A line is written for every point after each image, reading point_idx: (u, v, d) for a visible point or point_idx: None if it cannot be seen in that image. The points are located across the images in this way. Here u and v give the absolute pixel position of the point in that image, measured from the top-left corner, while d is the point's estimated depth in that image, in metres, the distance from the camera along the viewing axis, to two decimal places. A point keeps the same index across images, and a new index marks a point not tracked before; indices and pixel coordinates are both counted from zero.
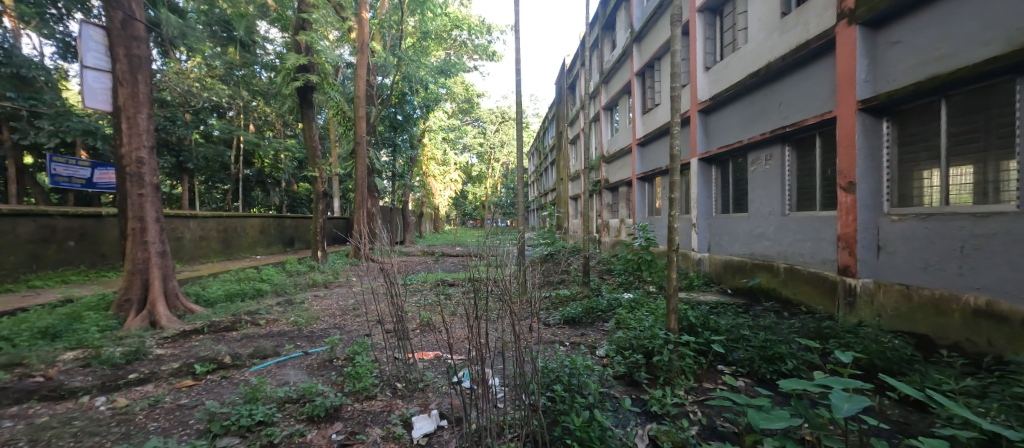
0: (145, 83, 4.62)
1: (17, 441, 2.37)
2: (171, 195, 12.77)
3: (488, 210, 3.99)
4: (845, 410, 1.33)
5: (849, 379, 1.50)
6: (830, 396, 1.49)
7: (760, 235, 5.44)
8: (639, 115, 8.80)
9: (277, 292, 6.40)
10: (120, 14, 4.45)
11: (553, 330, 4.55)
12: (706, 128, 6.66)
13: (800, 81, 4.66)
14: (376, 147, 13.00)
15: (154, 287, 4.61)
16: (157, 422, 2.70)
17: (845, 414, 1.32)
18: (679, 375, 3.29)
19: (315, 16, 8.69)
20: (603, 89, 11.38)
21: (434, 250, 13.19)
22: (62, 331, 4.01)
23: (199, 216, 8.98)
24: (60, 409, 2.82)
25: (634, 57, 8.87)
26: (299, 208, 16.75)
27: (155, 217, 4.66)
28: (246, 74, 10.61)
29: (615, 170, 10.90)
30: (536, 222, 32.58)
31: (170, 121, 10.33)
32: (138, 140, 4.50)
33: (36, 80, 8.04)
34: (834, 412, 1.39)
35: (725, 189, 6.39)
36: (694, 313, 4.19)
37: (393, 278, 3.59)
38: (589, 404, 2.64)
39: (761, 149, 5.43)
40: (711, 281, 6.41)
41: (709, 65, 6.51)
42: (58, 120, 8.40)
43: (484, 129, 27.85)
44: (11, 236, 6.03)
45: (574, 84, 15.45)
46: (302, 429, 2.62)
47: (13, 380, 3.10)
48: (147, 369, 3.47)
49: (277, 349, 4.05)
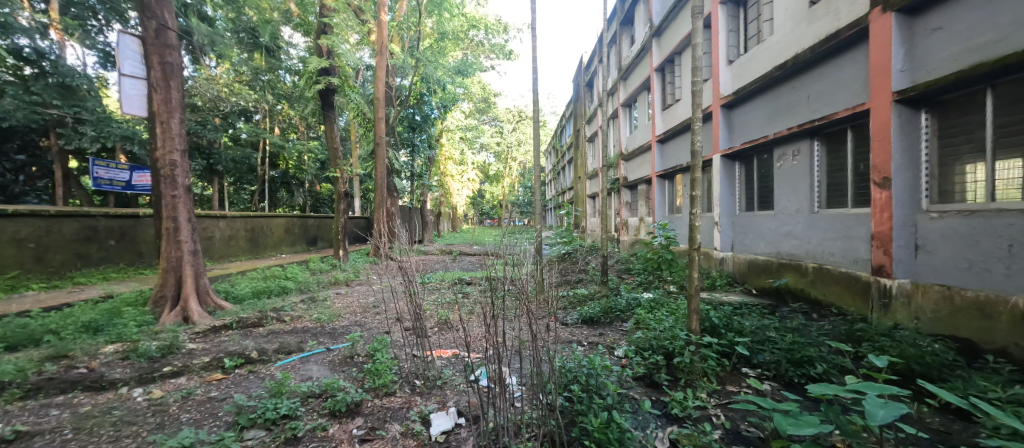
0: (178, 89, 4.82)
1: (64, 428, 2.56)
2: (202, 196, 13.30)
3: (504, 209, 3.99)
4: (881, 417, 1.30)
5: (886, 386, 1.45)
6: (864, 401, 1.48)
7: (788, 233, 5.23)
8: (659, 112, 8.63)
9: (301, 290, 6.57)
10: (154, 23, 4.64)
11: (569, 330, 4.49)
12: (729, 123, 6.47)
13: (830, 72, 4.45)
14: (395, 147, 13.24)
15: (187, 284, 4.80)
16: (189, 414, 2.83)
17: (881, 421, 1.28)
18: (700, 377, 3.25)
19: (335, 20, 8.83)
20: (622, 86, 11.18)
21: (452, 250, 13.20)
22: (104, 326, 4.25)
23: (228, 216, 9.33)
24: (101, 400, 2.98)
25: (652, 52, 8.67)
26: (323, 208, 17.16)
27: (187, 218, 4.85)
28: (271, 79, 11.26)
29: (634, 169, 10.71)
30: (554, 220, 32.67)
31: (199, 125, 10.73)
32: (172, 144, 4.71)
33: (79, 88, 8.58)
34: (870, 419, 1.36)
35: (749, 186, 6.18)
36: (717, 314, 4.10)
37: (410, 275, 3.64)
38: (607, 405, 2.65)
39: (788, 144, 5.23)
40: (735, 281, 6.20)
41: (732, 59, 6.32)
42: (99, 126, 8.82)
43: (502, 128, 27.78)
44: (57, 235, 6.39)
45: (591, 81, 15.17)
46: (325, 424, 2.71)
47: (60, 371, 3.31)
48: (180, 362, 3.64)
49: (301, 345, 4.18)
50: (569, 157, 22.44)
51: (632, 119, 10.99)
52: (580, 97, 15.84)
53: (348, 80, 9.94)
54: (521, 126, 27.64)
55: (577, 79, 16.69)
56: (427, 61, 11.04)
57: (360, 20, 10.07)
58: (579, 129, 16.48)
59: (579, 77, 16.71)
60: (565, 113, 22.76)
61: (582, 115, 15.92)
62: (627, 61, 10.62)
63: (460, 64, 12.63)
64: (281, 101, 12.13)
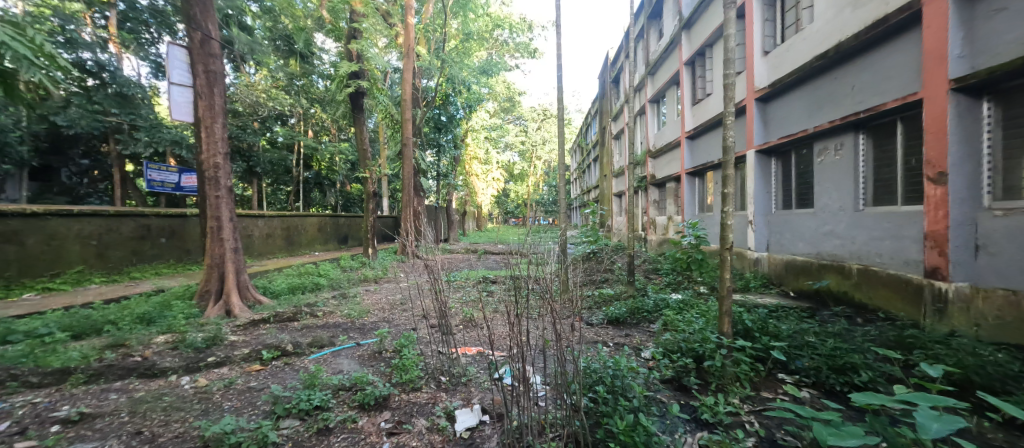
0: (221, 95, 5.08)
1: (121, 411, 2.78)
2: (242, 197, 14.03)
3: (529, 208, 4.00)
4: (937, 430, 1.26)
5: (941, 398, 1.41)
6: (917, 413, 1.43)
7: (829, 233, 4.94)
8: (688, 107, 8.37)
9: (333, 286, 6.83)
10: (199, 34, 4.93)
11: (595, 330, 4.43)
12: (764, 118, 6.17)
13: (877, 60, 4.17)
14: (421, 148, 13.49)
15: (229, 279, 5.08)
16: (231, 402, 3.00)
17: (936, 435, 1.25)
18: (733, 382, 3.13)
19: (365, 25, 9.07)
20: (650, 82, 10.92)
21: (477, 248, 13.30)
22: (156, 318, 4.56)
23: (266, 216, 9.81)
24: (153, 386, 3.21)
25: (682, 46, 8.40)
26: (353, 208, 17.72)
27: (229, 217, 5.12)
28: (306, 83, 11.92)
29: (662, 166, 10.42)
30: (580, 219, 32.35)
31: (240, 129, 11.33)
32: (215, 148, 4.99)
33: (134, 97, 9.21)
34: (923, 432, 1.32)
35: (787, 183, 5.88)
36: (751, 317, 3.94)
37: (436, 273, 3.70)
38: (633, 407, 2.60)
39: (830, 138, 4.94)
40: (771, 282, 5.91)
41: (768, 50, 6.03)
42: (152, 132, 9.45)
43: (527, 126, 27.71)
44: (116, 233, 6.92)
45: (618, 77, 14.90)
46: (354, 416, 2.80)
47: (118, 359, 3.59)
48: (223, 353, 3.87)
49: (333, 339, 4.34)
50: (595, 156, 22.14)
51: (660, 115, 10.69)
52: (607, 94, 15.58)
53: (377, 83, 10.18)
54: (546, 125, 27.51)
55: (603, 76, 16.43)
56: (452, 62, 11.14)
57: (388, 24, 10.29)
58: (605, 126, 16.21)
59: (605, 73, 16.44)
60: (590, 110, 22.41)
61: (609, 113, 15.66)
62: (655, 56, 10.37)
63: (486, 64, 12.71)
64: (314, 105, 12.64)
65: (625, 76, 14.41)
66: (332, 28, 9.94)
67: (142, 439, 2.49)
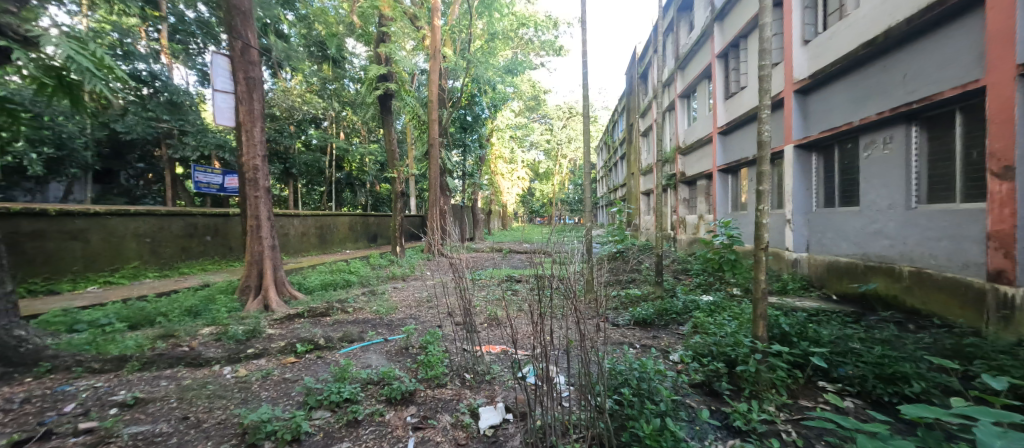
0: (259, 100, 5.34)
1: (170, 397, 2.98)
2: (280, 197, 14.70)
3: (554, 206, 3.97)
4: None
5: (1004, 413, 1.29)
6: (975, 428, 1.31)
7: (877, 232, 4.62)
8: (721, 102, 8.05)
9: (362, 283, 7.04)
10: (240, 42, 5.18)
11: (621, 331, 4.34)
12: (803, 111, 5.85)
13: (933, 46, 3.85)
14: (448, 148, 13.67)
15: (267, 276, 5.34)
16: (267, 391, 3.16)
17: None
18: (768, 389, 2.99)
19: (393, 28, 9.30)
20: (680, 76, 10.59)
21: (502, 247, 13.32)
22: (202, 310, 4.87)
23: (301, 215, 10.25)
24: (198, 375, 3.43)
25: (714, 38, 8.09)
26: (382, 207, 18.20)
27: (267, 216, 5.37)
28: (337, 87, 12.33)
29: (692, 163, 10.07)
30: (606, 218, 31.85)
31: (277, 133, 11.92)
32: (255, 150, 5.24)
33: (183, 104, 9.84)
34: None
35: (829, 180, 5.55)
36: (789, 321, 3.74)
37: (460, 271, 3.74)
38: (660, 411, 2.53)
39: (878, 131, 4.62)
40: (812, 285, 5.60)
41: (808, 39, 5.70)
42: (198, 136, 10.16)
43: (552, 125, 27.46)
44: (168, 231, 7.42)
45: (646, 73, 14.55)
46: (382, 409, 2.88)
47: (168, 348, 3.85)
48: (261, 345, 4.07)
49: (362, 334, 4.47)
50: (621, 153, 21.76)
51: (691, 110, 10.33)
52: (634, 90, 15.27)
53: (405, 85, 10.39)
54: (572, 123, 27.22)
55: (631, 71, 16.10)
56: (478, 62, 11.23)
57: (415, 27, 10.49)
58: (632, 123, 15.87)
59: (632, 69, 16.10)
60: (617, 107, 22.02)
61: (636, 109, 15.33)
62: (685, 49, 10.05)
63: (511, 63, 12.73)
64: (345, 107, 13.08)
65: (653, 72, 14.05)
66: (362, 32, 10.52)
67: (189, 424, 2.67)
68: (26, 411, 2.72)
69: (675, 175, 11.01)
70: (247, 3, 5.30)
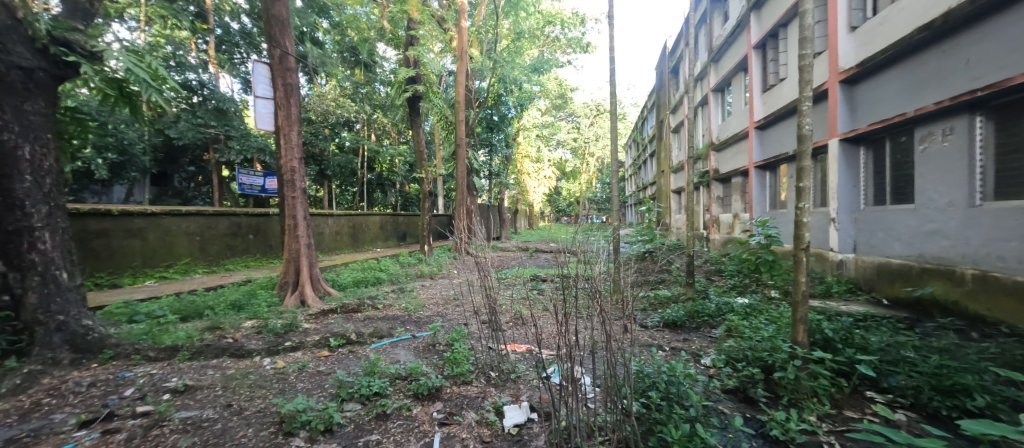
0: (296, 105, 5.58)
1: (216, 385, 3.19)
2: (316, 198, 15.33)
3: (581, 205, 3.93)
4: None
5: None
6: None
7: (935, 232, 4.26)
8: (758, 95, 7.68)
9: (392, 281, 7.24)
10: (279, 51, 5.47)
11: (650, 333, 4.23)
12: (850, 102, 5.47)
13: (1001, 27, 3.50)
14: (475, 148, 13.83)
15: (304, 273, 5.60)
16: (303, 383, 3.32)
17: None
18: (809, 397, 2.81)
19: (421, 31, 9.51)
20: (713, 70, 10.19)
21: (528, 246, 13.29)
22: (245, 305, 5.15)
23: (335, 215, 10.66)
24: (241, 365, 3.64)
25: (751, 29, 7.74)
26: (411, 207, 18.61)
27: (303, 215, 5.61)
28: (368, 91, 13.17)
29: (726, 160, 9.66)
30: (635, 217, 31.25)
31: (313, 136, 12.37)
32: (292, 154, 5.50)
33: (228, 111, 10.50)
34: None
35: (880, 176, 5.17)
36: (833, 326, 3.51)
37: (486, 270, 3.76)
38: (690, 417, 2.44)
39: (936, 122, 4.25)
40: (859, 288, 5.24)
41: (856, 25, 5.29)
42: (242, 141, 10.56)
43: (580, 123, 27.09)
44: (215, 230, 7.93)
45: (677, 67, 14.12)
46: (409, 404, 2.95)
47: (215, 340, 4.11)
48: (297, 339, 4.27)
49: (391, 331, 4.60)
50: (651, 151, 21.21)
51: (725, 105, 9.92)
52: (665, 85, 14.83)
53: (433, 86, 10.60)
54: (599, 120, 26.77)
55: (662, 66, 15.65)
56: (504, 62, 11.27)
57: (442, 29, 10.63)
58: (663, 119, 15.44)
59: (663, 64, 15.66)
60: (647, 103, 21.47)
61: (667, 105, 14.86)
62: (718, 42, 9.67)
63: (537, 62, 12.63)
64: (376, 110, 13.47)
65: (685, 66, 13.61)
66: (392, 37, 10.81)
67: (233, 411, 2.84)
68: (91, 394, 2.98)
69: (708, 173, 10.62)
70: (285, 12, 5.57)
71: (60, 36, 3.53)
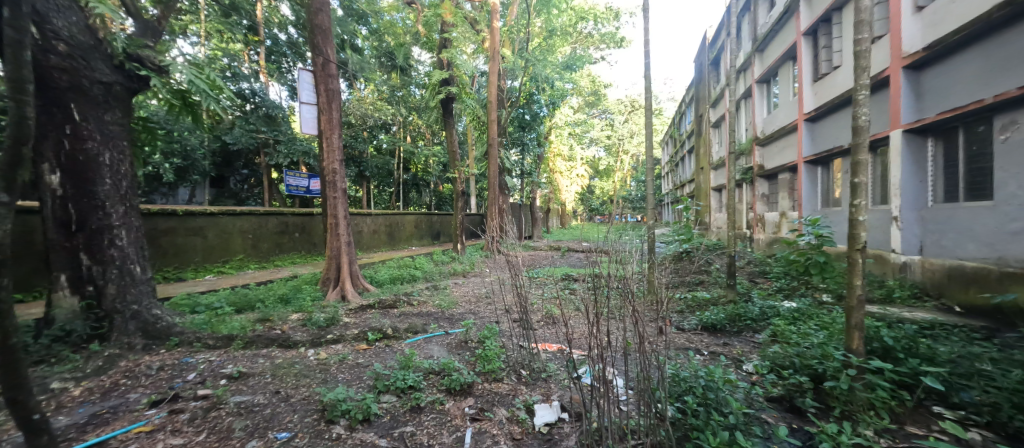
0: (337, 110, 5.84)
1: (265, 373, 3.41)
2: (355, 198, 15.99)
3: (614, 204, 3.84)
4: None
5: None
6: None
7: (1020, 231, 3.79)
8: (809, 85, 7.18)
9: (427, 278, 7.41)
10: (321, 58, 5.75)
11: (687, 336, 4.06)
12: (914, 90, 4.99)
13: None
14: (507, 147, 13.89)
15: (344, 269, 5.87)
16: (343, 374, 3.47)
17: None
18: (865, 410, 2.59)
19: (454, 34, 9.66)
20: (758, 59, 9.64)
21: (560, 246, 13.17)
22: (292, 299, 5.47)
23: (372, 214, 11.07)
24: (288, 355, 3.87)
25: (800, 15, 7.26)
26: (445, 206, 18.97)
27: (344, 214, 5.87)
28: (404, 94, 13.70)
29: (772, 156, 9.12)
30: (670, 217, 30.27)
31: (353, 138, 12.88)
32: (333, 156, 5.76)
33: (277, 116, 11.19)
34: None
35: (951, 169, 4.67)
36: (894, 333, 3.21)
37: (518, 269, 3.75)
38: (729, 424, 2.32)
39: (1021, 109, 3.79)
40: (925, 293, 4.76)
41: (923, 4, 4.83)
42: (290, 145, 11.24)
43: (615, 120, 26.49)
44: (266, 229, 8.46)
45: (718, 59, 13.48)
46: (442, 398, 3.01)
47: (265, 331, 4.39)
48: (338, 332, 4.47)
49: (425, 326, 4.71)
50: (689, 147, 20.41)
51: (771, 96, 9.36)
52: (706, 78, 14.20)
53: (466, 88, 10.77)
54: (634, 116, 26.02)
55: (702, 59, 15.01)
56: (536, 60, 11.21)
57: (475, 31, 10.76)
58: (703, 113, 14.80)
59: (703, 56, 15.01)
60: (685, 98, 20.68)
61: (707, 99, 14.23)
62: (764, 30, 9.14)
63: (569, 59, 12.48)
64: (411, 113, 13.81)
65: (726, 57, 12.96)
66: (426, 40, 11.07)
67: (280, 397, 3.02)
68: (159, 377, 3.27)
69: (751, 169, 10.08)
70: (327, 22, 5.85)
71: (134, 52, 3.88)
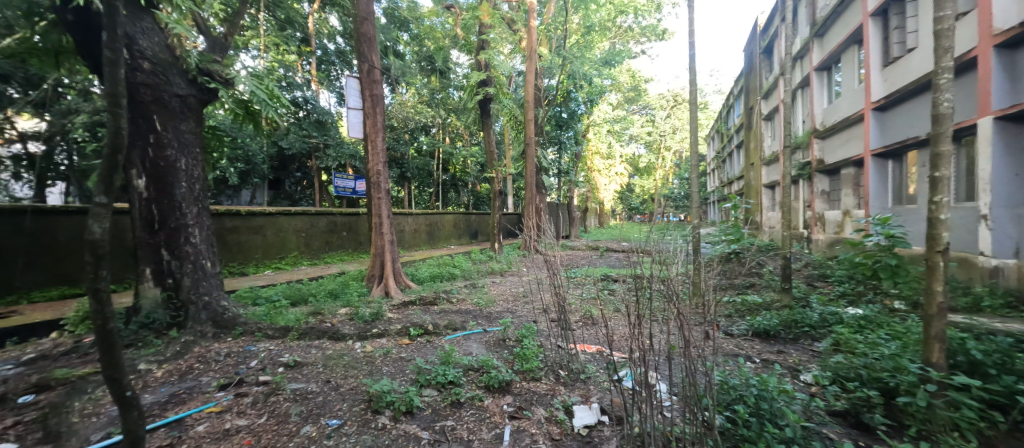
0: (381, 114, 6.09)
1: (316, 362, 3.60)
2: (399, 198, 16.58)
3: (655, 202, 3.68)
4: None
5: None
6: None
7: None
8: (877, 71, 6.55)
9: (465, 276, 7.54)
10: (366, 65, 6.02)
11: (737, 341, 3.82)
12: (1008, 73, 4.39)
13: None
14: (544, 146, 13.83)
15: (387, 267, 6.09)
16: (387, 367, 3.60)
17: None
18: (947, 431, 2.26)
19: (492, 35, 9.73)
20: (817, 46, 8.92)
21: (597, 245, 12.93)
22: (341, 294, 5.75)
23: (414, 213, 11.43)
24: (337, 347, 4.06)
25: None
26: (483, 206, 19.20)
27: (388, 214, 6.08)
28: (443, 97, 13.99)
29: (833, 149, 8.41)
30: (717, 216, 28.87)
31: (395, 141, 13.25)
32: (377, 158, 6.01)
33: (326, 122, 11.88)
34: None
35: None
36: (984, 346, 2.83)
37: (556, 269, 3.69)
38: (786, 437, 2.15)
39: None
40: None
41: None
42: (338, 148, 11.90)
43: (655, 116, 25.28)
44: (317, 228, 8.98)
45: (771, 47, 12.63)
46: (481, 395, 3.02)
47: (316, 323, 4.65)
48: (383, 326, 4.64)
49: (464, 323, 4.78)
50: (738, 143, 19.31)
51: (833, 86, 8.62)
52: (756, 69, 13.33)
53: (503, 88, 10.86)
54: (676, 112, 24.96)
55: (753, 48, 14.14)
56: (573, 57, 11.02)
57: (512, 31, 10.79)
58: (754, 106, 13.93)
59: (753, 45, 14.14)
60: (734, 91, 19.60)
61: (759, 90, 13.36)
62: (824, 14, 8.45)
63: (608, 54, 12.21)
64: (450, 115, 14.08)
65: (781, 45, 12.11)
66: (465, 43, 11.26)
67: (331, 386, 3.17)
68: (227, 363, 3.56)
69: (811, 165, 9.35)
70: (372, 30, 6.11)
71: (206, 67, 4.24)
